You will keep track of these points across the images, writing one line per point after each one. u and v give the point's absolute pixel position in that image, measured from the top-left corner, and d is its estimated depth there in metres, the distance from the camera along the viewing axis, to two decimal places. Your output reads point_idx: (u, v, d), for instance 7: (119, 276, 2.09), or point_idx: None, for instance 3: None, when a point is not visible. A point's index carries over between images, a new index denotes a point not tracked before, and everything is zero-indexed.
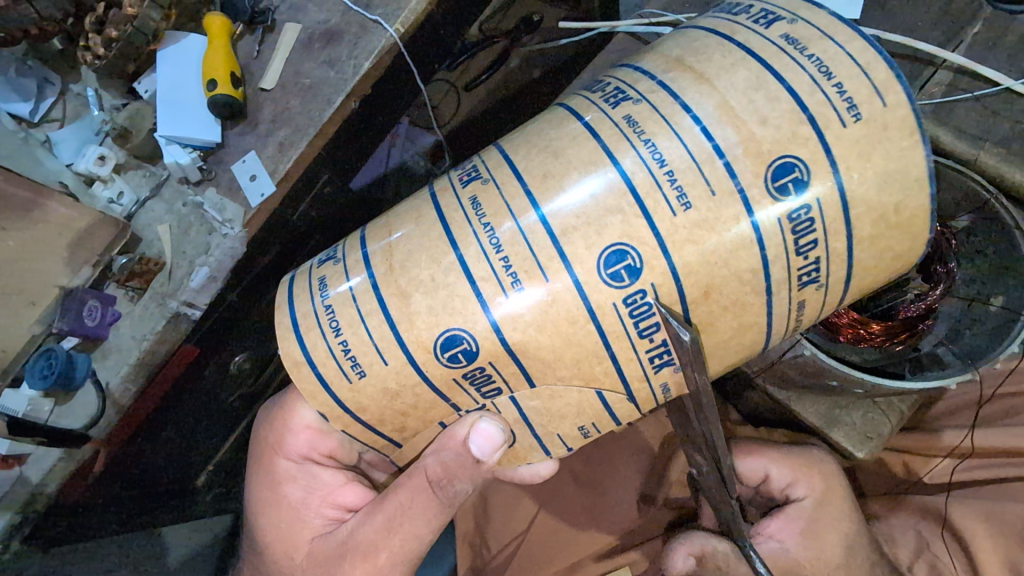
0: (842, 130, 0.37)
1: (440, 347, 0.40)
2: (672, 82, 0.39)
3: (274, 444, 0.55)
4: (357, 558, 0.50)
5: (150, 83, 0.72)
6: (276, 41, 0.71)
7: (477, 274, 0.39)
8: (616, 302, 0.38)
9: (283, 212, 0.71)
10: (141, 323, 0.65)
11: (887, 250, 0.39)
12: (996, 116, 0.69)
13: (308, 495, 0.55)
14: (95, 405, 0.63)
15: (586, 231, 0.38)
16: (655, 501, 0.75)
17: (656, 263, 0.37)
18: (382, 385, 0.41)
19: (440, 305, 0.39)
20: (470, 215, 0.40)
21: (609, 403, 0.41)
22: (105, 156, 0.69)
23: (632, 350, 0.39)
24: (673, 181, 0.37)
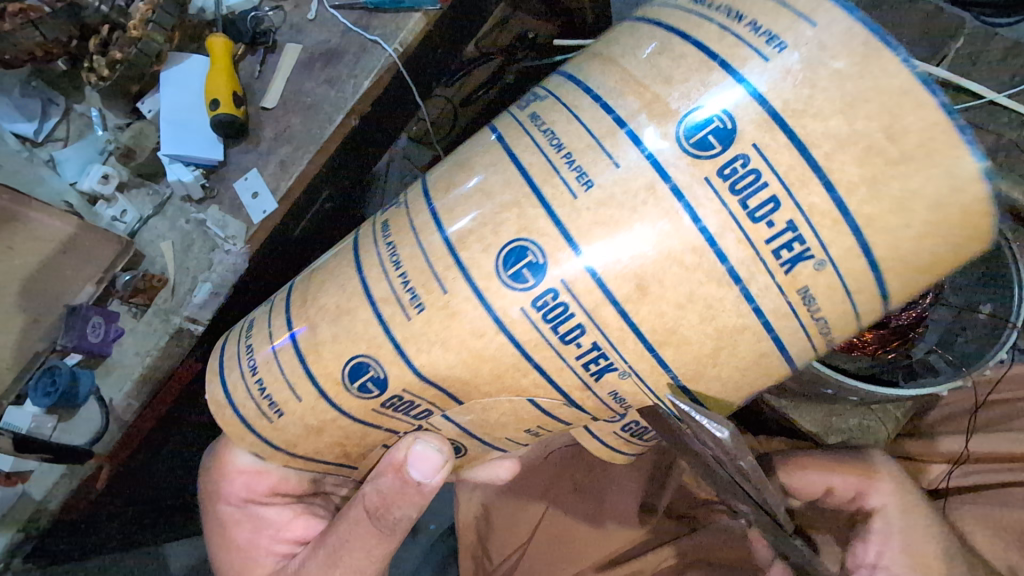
0: (765, 65, 0.32)
1: (347, 377, 0.40)
2: (579, 72, 0.38)
3: (213, 488, 0.56)
4: None
5: (153, 104, 0.74)
6: (277, 61, 0.73)
7: (376, 297, 0.39)
8: (525, 306, 0.36)
9: (284, 227, 0.72)
10: (144, 339, 0.66)
11: (904, 193, 0.31)
12: (978, 129, 0.71)
13: (256, 535, 0.57)
14: (99, 420, 0.65)
15: (481, 232, 0.36)
16: (657, 510, 0.76)
17: (561, 255, 0.35)
18: (304, 422, 0.42)
19: (344, 335, 0.40)
20: (378, 238, 0.41)
21: (546, 408, 0.40)
22: (109, 175, 0.69)
23: (561, 360, 0.37)
24: (570, 163, 0.35)
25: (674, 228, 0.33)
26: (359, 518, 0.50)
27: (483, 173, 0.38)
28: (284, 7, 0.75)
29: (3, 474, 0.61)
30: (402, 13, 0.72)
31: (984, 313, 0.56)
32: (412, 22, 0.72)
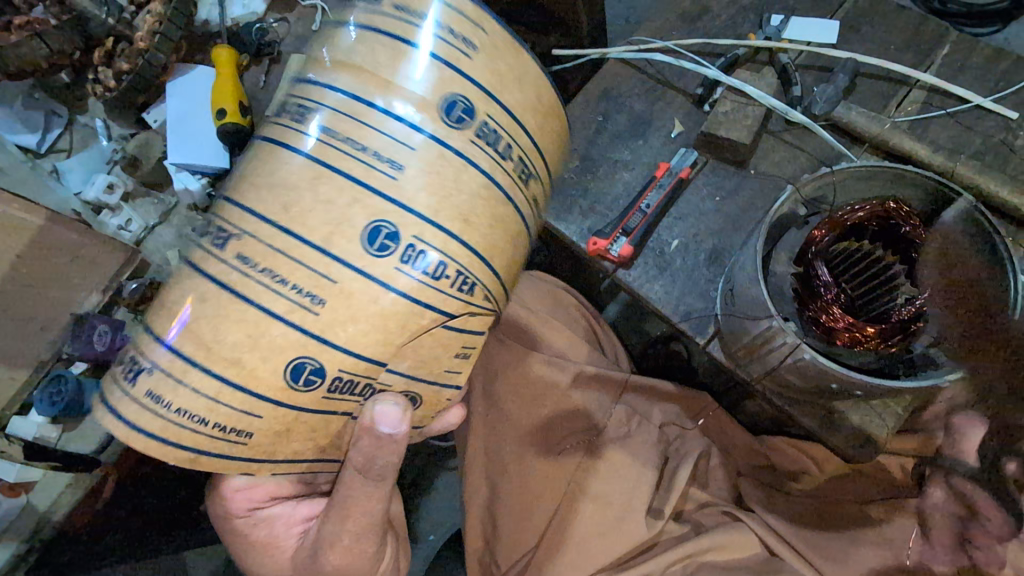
0: (471, 60, 0.41)
1: (291, 379, 0.40)
2: (335, 79, 0.40)
3: (220, 504, 0.58)
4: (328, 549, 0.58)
5: (159, 113, 0.74)
6: (281, 71, 0.75)
7: (279, 311, 0.38)
8: (399, 266, 0.39)
9: None
10: None
11: (549, 129, 0.45)
12: (967, 131, 0.73)
13: (274, 529, 0.60)
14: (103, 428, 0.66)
15: (339, 225, 0.38)
16: (662, 514, 0.76)
17: (407, 219, 0.38)
18: (258, 428, 0.41)
19: (252, 339, 0.38)
20: (245, 270, 0.38)
21: (460, 326, 0.43)
22: (114, 184, 0.70)
23: (440, 294, 0.40)
24: (378, 156, 0.38)
25: (466, 175, 0.40)
26: (358, 488, 0.53)
27: (268, 170, 0.39)
28: (287, 19, 0.78)
29: (9, 485, 0.65)
30: None
31: None
32: None
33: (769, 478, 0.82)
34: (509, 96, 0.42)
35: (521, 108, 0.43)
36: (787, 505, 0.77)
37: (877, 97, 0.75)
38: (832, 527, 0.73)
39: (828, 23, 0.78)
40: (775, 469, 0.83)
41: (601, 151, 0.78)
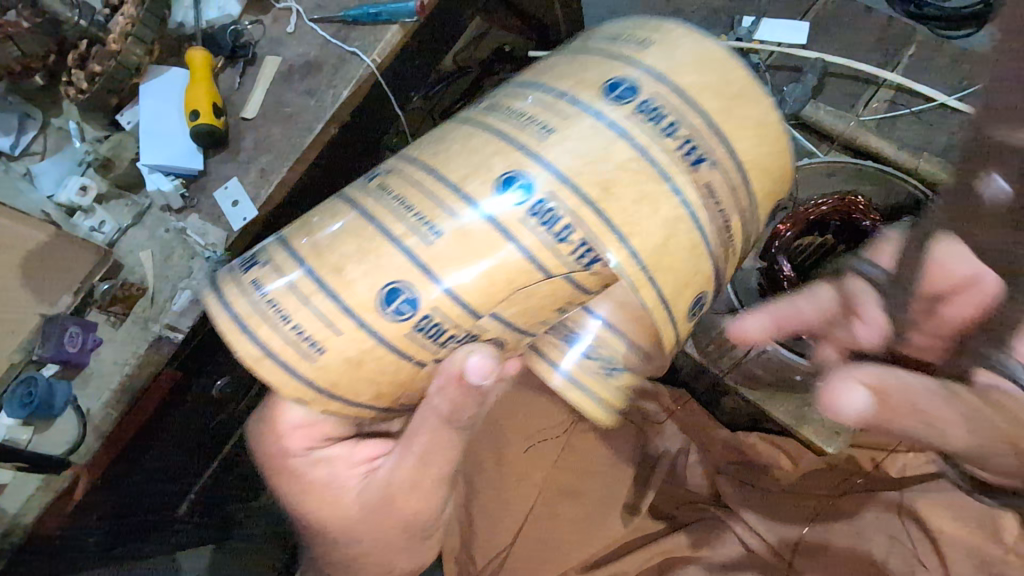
0: (646, 51, 0.44)
1: (381, 301, 0.42)
2: (531, 77, 0.46)
3: (279, 444, 0.57)
4: (407, 489, 0.58)
5: (133, 115, 0.74)
6: (256, 74, 0.74)
7: (394, 235, 0.42)
8: (521, 217, 0.41)
9: (264, 236, 0.73)
10: (123, 347, 0.65)
11: (744, 118, 0.44)
12: (931, 128, 0.75)
13: (336, 471, 0.59)
14: (76, 431, 0.63)
15: (478, 177, 0.42)
16: (638, 509, 0.78)
17: (537, 171, 0.41)
18: (343, 356, 0.43)
19: (378, 276, 0.42)
20: (380, 205, 0.44)
21: (577, 283, 0.44)
22: (87, 186, 0.69)
23: (558, 258, 0.42)
24: (537, 122, 0.42)
25: (626, 150, 0.41)
26: (437, 431, 0.53)
27: (431, 152, 0.45)
28: (262, 21, 0.77)
29: None
30: (379, 25, 0.74)
31: None
32: (389, 34, 0.74)
33: (745, 473, 0.79)
34: (677, 77, 0.43)
35: (719, 112, 0.43)
36: (763, 501, 0.75)
37: (845, 96, 0.77)
38: (803, 518, 0.74)
39: (797, 24, 0.80)
40: (751, 464, 0.79)
41: None
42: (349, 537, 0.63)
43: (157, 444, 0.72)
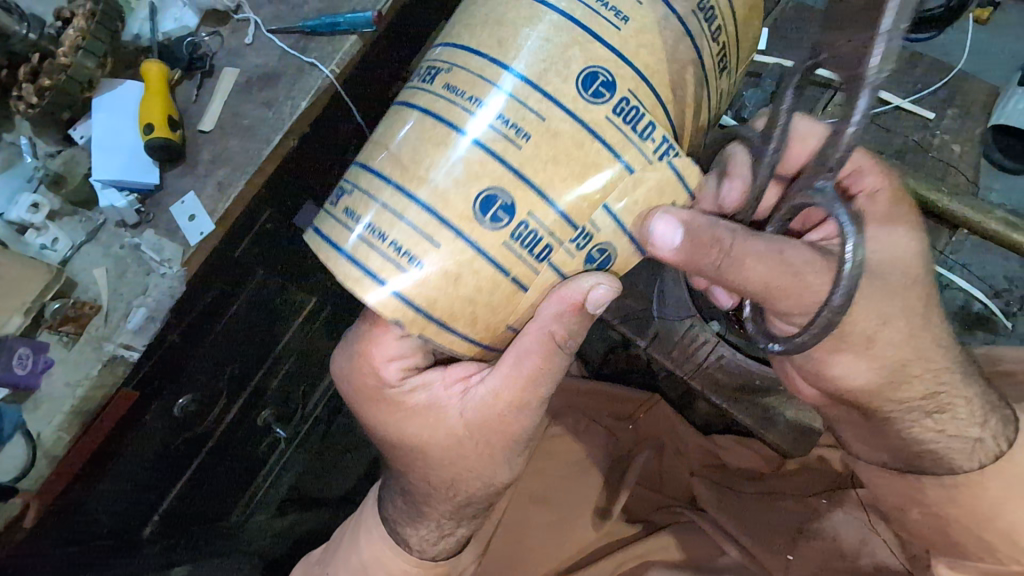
0: None
1: (478, 211, 0.42)
2: None
3: (375, 369, 0.55)
4: (511, 405, 0.54)
5: (86, 130, 0.72)
6: (213, 86, 0.73)
7: (482, 138, 0.42)
8: (609, 115, 0.43)
9: (226, 248, 0.70)
10: (76, 368, 0.64)
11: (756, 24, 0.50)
12: (887, 132, 0.78)
13: (434, 397, 0.55)
14: (24, 457, 0.62)
15: (559, 68, 0.42)
16: (610, 514, 0.77)
17: (623, 72, 0.43)
18: (442, 271, 0.43)
19: (467, 178, 0.42)
20: (450, 97, 0.43)
21: (681, 172, 0.46)
22: (39, 204, 0.67)
23: (641, 156, 0.44)
24: (605, 5, 0.43)
25: (683, 44, 0.45)
26: (532, 360, 0.51)
27: (496, 37, 0.44)
28: (220, 32, 0.76)
29: None
30: (338, 35, 0.73)
31: None
32: (348, 43, 0.73)
33: (719, 476, 0.80)
34: None
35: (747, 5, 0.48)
36: (736, 503, 0.75)
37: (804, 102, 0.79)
38: (776, 520, 0.74)
39: None
40: (724, 468, 0.81)
41: None
42: (446, 478, 0.59)
43: (116, 465, 0.69)
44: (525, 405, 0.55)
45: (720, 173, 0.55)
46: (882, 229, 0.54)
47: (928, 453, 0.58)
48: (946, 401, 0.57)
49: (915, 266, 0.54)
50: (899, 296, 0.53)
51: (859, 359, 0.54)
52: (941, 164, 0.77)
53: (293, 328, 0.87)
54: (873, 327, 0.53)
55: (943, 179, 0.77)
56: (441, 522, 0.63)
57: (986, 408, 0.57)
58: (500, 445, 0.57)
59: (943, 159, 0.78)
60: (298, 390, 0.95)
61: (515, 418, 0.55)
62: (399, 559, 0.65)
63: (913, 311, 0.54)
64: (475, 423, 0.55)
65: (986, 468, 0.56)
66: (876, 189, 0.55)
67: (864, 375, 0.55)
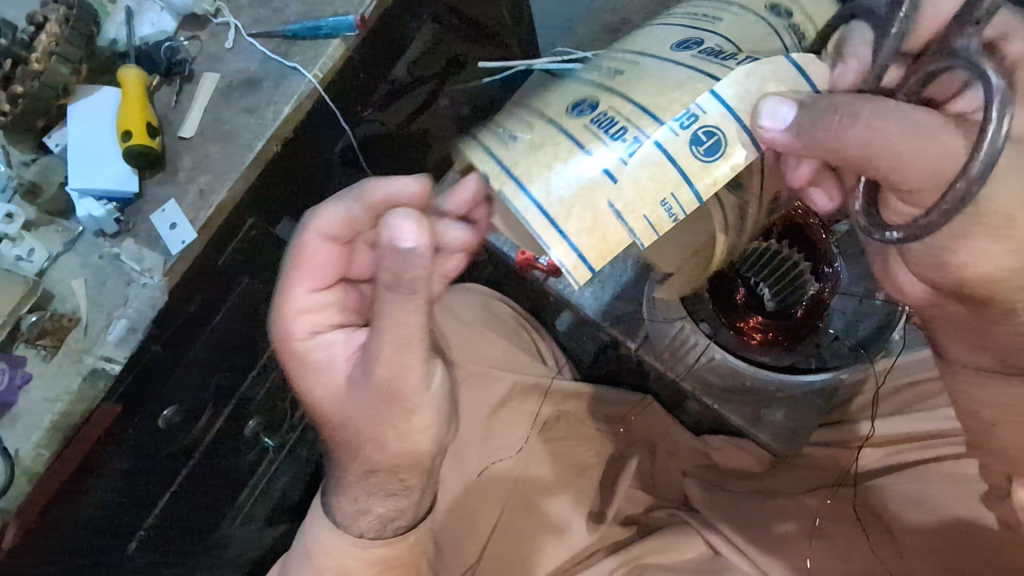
0: None
1: (569, 109, 0.47)
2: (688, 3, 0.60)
3: (281, 325, 0.56)
4: (381, 373, 0.50)
5: (62, 138, 0.70)
6: (193, 91, 0.72)
7: (586, 79, 0.50)
8: (691, 53, 0.47)
9: (208, 257, 0.69)
10: (54, 382, 0.62)
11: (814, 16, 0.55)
12: None
13: (334, 358, 0.55)
14: (2, 474, 0.61)
15: (646, 41, 0.51)
16: (605, 517, 0.76)
17: (699, 31, 0.50)
18: (527, 143, 0.45)
19: (567, 95, 0.48)
20: (569, 73, 0.53)
21: (800, 66, 0.46)
22: (14, 214, 0.66)
23: (718, 65, 0.46)
24: (686, 13, 0.54)
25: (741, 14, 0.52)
26: (390, 305, 0.46)
27: (611, 46, 0.56)
28: (200, 38, 0.75)
29: None
30: (320, 40, 0.72)
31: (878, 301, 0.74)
32: (330, 48, 0.72)
33: (713, 477, 0.81)
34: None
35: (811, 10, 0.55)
36: (730, 502, 0.76)
37: None
38: (771, 513, 0.74)
39: None
40: (715, 468, 0.82)
41: None
42: (351, 453, 0.57)
43: (98, 480, 0.67)
44: (408, 354, 0.49)
45: (834, 57, 0.50)
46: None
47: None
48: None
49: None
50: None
51: (988, 244, 0.47)
52: None
53: None
54: (1017, 206, 0.45)
55: None
56: (382, 496, 0.59)
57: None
58: (393, 401, 0.52)
59: None
60: (286, 399, 0.92)
61: (397, 371, 0.50)
62: (331, 539, 0.61)
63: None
64: (363, 381, 0.52)
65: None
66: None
67: (995, 264, 0.48)
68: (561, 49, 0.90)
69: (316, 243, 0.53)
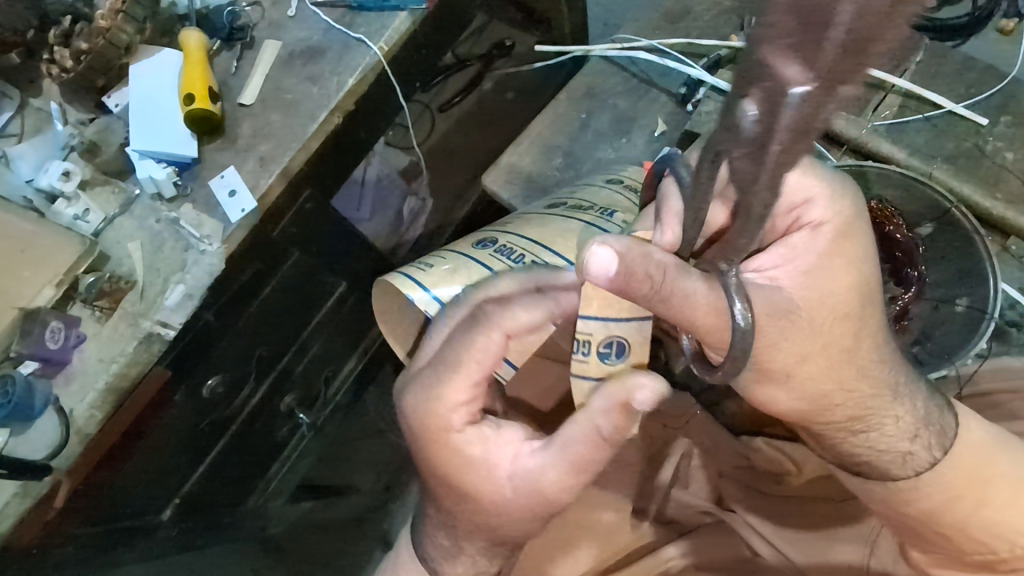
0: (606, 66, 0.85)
1: (477, 246, 0.65)
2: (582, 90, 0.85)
3: (435, 412, 0.50)
4: (552, 494, 0.50)
5: (121, 98, 0.69)
6: (254, 57, 0.71)
7: (494, 224, 0.70)
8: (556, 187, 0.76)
9: (265, 228, 0.68)
10: (109, 345, 0.62)
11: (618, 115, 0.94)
12: (941, 135, 0.78)
13: (490, 456, 0.51)
14: (58, 433, 0.61)
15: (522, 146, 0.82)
16: (648, 514, 0.74)
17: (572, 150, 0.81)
18: (446, 270, 0.61)
19: (479, 237, 0.67)
20: (501, 221, 0.72)
21: None
22: (70, 172, 0.65)
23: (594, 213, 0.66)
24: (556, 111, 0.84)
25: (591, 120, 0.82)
26: (584, 428, 0.48)
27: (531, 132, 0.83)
28: (261, 3, 0.73)
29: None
30: (387, 12, 0.71)
31: (960, 306, 0.69)
32: (397, 21, 0.71)
33: (749, 478, 0.75)
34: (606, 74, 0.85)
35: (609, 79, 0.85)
36: (770, 506, 0.72)
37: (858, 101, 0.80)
38: (806, 525, 0.69)
39: None
40: (755, 468, 0.76)
41: (587, 148, 0.82)
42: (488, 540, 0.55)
43: (144, 445, 0.68)
44: (578, 474, 0.49)
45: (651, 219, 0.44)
46: (821, 265, 0.48)
47: (869, 462, 0.55)
48: (874, 421, 0.53)
49: (854, 289, 0.49)
50: (818, 334, 0.48)
51: (779, 390, 0.50)
52: (994, 170, 0.76)
53: (324, 310, 0.84)
54: (792, 363, 0.48)
55: (996, 185, 0.75)
56: (471, 568, 0.58)
57: (919, 421, 0.54)
58: (553, 513, 0.52)
59: (996, 166, 0.76)
60: (320, 375, 0.91)
61: (574, 487, 0.50)
62: None
63: (838, 342, 0.49)
64: (528, 490, 0.50)
65: (922, 474, 0.54)
66: (825, 222, 0.49)
67: (788, 403, 0.51)
68: (621, 37, 0.87)
69: (495, 338, 0.48)
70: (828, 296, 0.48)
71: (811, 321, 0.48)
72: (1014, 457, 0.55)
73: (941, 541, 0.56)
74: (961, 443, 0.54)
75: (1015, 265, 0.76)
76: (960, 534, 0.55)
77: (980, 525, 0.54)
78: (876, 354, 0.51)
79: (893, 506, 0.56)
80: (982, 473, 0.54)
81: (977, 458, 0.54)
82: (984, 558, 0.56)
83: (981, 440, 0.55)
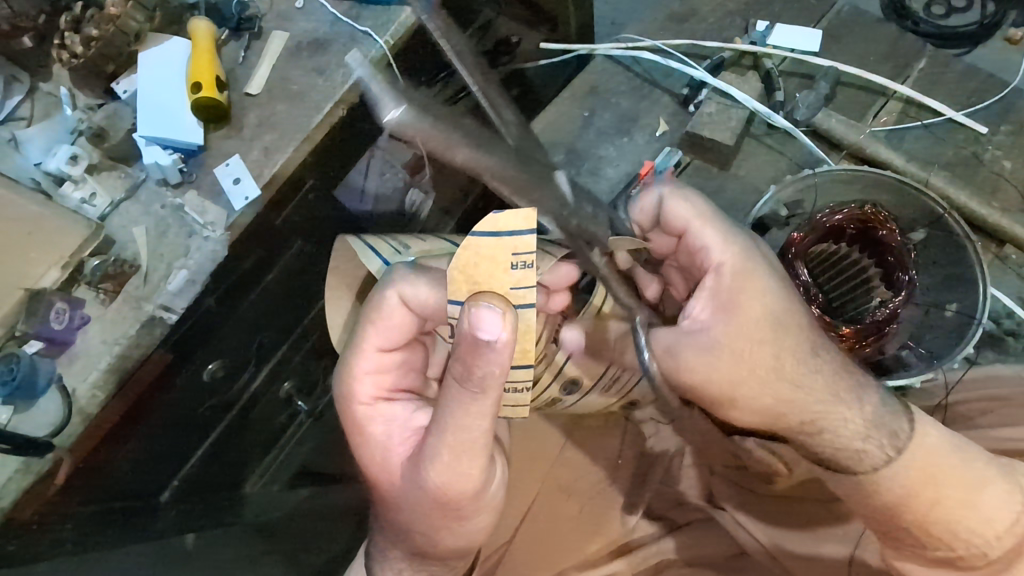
0: (609, 63, 0.86)
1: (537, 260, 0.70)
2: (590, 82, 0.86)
3: (347, 382, 0.53)
4: (432, 469, 0.48)
5: (129, 85, 0.70)
6: (262, 48, 0.72)
7: None
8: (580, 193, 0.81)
9: (268, 216, 0.69)
10: (112, 326, 0.63)
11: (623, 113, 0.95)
12: (940, 143, 0.79)
13: (389, 432, 0.52)
14: (60, 412, 0.62)
15: None
16: (637, 510, 0.74)
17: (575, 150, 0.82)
18: None
19: None
20: None
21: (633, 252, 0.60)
22: (78, 156, 0.66)
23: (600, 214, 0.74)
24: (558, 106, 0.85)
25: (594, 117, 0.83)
26: (456, 399, 0.44)
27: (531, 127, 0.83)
28: None
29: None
30: (393, 6, 0.72)
31: (950, 311, 0.70)
32: (403, 15, 0.72)
33: (737, 477, 0.73)
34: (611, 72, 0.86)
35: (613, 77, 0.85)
36: (759, 505, 0.71)
37: (858, 106, 0.81)
38: (793, 521, 0.70)
39: (812, 31, 0.81)
40: (744, 467, 0.73)
41: (588, 146, 0.82)
42: (407, 533, 0.54)
43: (141, 430, 0.69)
44: (461, 462, 0.47)
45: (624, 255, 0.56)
46: (735, 301, 0.54)
47: (834, 460, 0.56)
48: (827, 422, 0.54)
49: (766, 321, 0.54)
50: (745, 361, 0.53)
51: (743, 414, 0.55)
52: (991, 178, 0.77)
53: (322, 303, 0.84)
54: (727, 391, 0.54)
55: (993, 194, 0.77)
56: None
57: (870, 421, 0.54)
58: (450, 509, 0.50)
59: (993, 174, 0.77)
60: (319, 364, 0.91)
61: (464, 478, 0.48)
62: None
63: (762, 363, 0.53)
64: (418, 480, 0.49)
65: (877, 469, 0.54)
66: (725, 263, 0.55)
67: (745, 419, 0.56)
68: (625, 36, 0.88)
69: (394, 308, 0.50)
70: (741, 327, 0.53)
71: (730, 360, 0.53)
72: (964, 458, 0.54)
73: (906, 536, 0.56)
74: (913, 447, 0.54)
75: (1011, 274, 0.76)
76: (925, 530, 0.55)
77: (949, 522, 0.54)
78: (806, 368, 0.54)
79: (858, 499, 0.57)
80: (932, 471, 0.54)
81: (933, 460, 0.54)
82: (944, 556, 0.55)
83: (936, 444, 0.54)
